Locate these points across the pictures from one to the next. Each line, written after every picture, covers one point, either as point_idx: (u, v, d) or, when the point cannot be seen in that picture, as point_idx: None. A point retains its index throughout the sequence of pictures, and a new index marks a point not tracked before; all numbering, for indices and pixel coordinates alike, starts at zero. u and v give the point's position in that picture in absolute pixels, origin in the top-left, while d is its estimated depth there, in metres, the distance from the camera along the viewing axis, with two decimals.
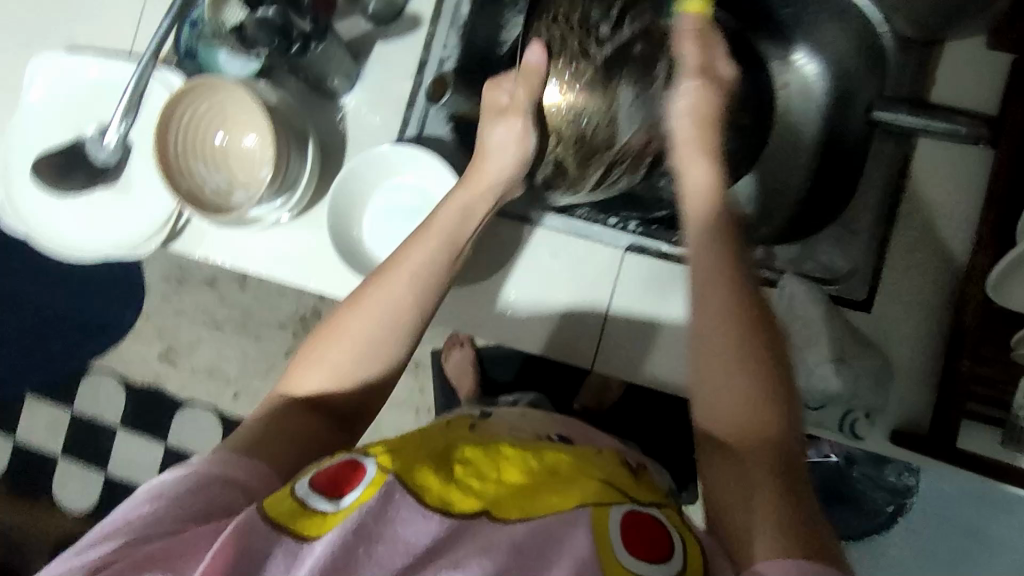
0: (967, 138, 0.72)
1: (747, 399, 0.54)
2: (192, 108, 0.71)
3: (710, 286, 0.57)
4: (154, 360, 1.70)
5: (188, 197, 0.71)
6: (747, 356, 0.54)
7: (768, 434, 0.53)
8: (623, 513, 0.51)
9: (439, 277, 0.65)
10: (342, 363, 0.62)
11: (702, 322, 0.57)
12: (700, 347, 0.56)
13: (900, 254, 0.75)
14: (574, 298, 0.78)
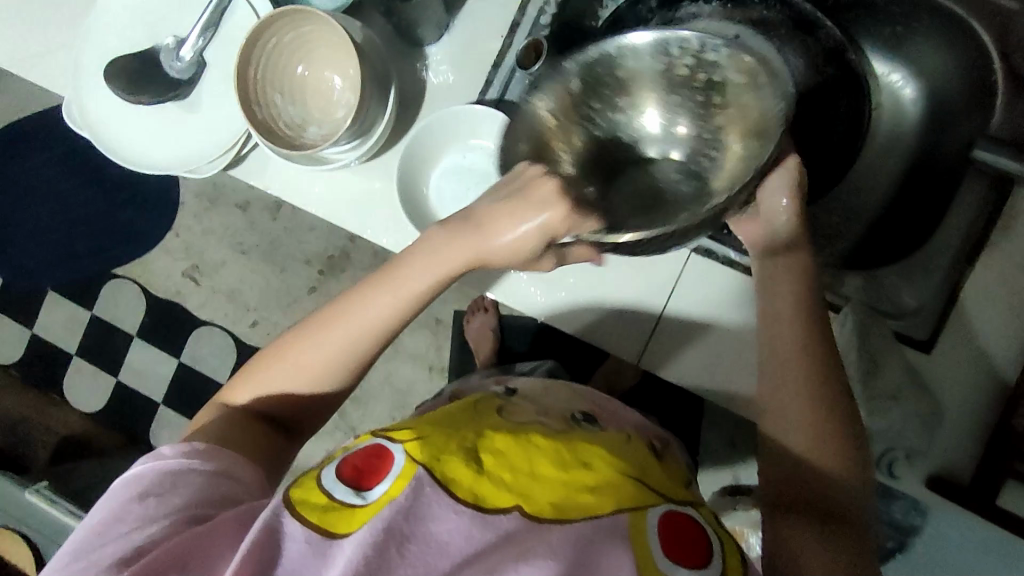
0: None
1: (825, 432, 0.57)
2: (279, 35, 0.69)
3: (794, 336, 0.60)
4: (178, 275, 1.70)
5: (262, 126, 0.70)
6: (823, 400, 0.57)
7: (838, 470, 0.56)
8: (659, 515, 0.52)
9: (415, 306, 0.61)
10: (302, 365, 0.62)
11: (773, 351, 0.61)
12: (781, 384, 0.59)
13: (973, 301, 0.72)
14: (629, 292, 0.77)
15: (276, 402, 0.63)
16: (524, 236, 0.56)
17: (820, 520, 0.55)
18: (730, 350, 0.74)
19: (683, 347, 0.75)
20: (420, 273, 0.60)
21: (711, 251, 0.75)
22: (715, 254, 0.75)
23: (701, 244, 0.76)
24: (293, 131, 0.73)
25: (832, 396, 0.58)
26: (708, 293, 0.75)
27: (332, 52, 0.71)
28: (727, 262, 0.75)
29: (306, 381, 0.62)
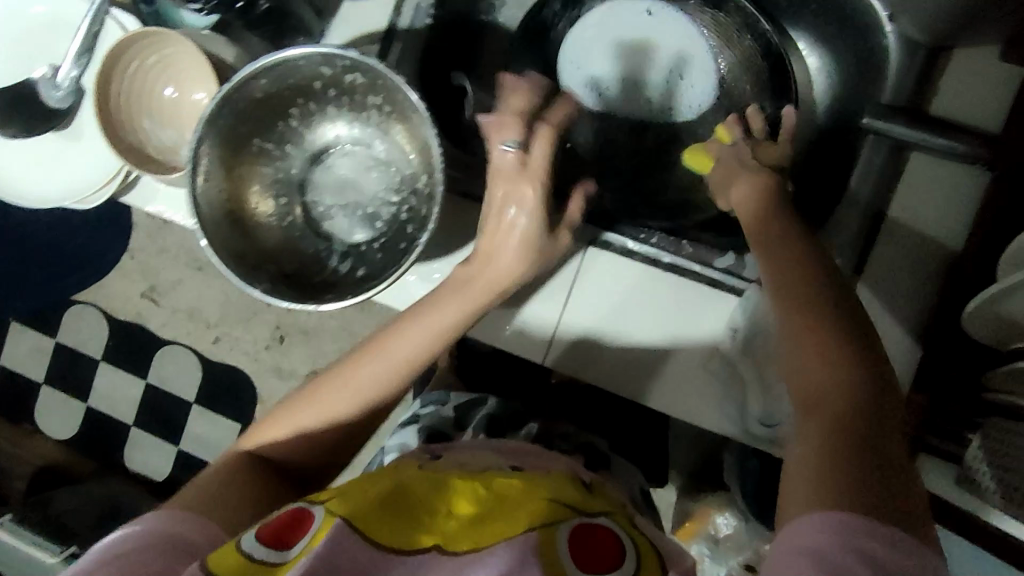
0: (963, 157, 0.67)
1: (828, 364, 0.49)
2: (139, 58, 0.67)
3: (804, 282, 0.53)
4: (137, 298, 1.60)
5: (130, 153, 0.68)
6: (842, 349, 0.49)
7: (859, 407, 0.48)
8: (571, 531, 0.50)
9: (456, 333, 0.64)
10: (356, 393, 0.62)
11: (770, 267, 0.55)
12: (783, 330, 0.52)
13: (876, 272, 0.70)
14: (532, 292, 0.75)
15: (294, 443, 0.63)
16: (517, 223, 0.64)
17: (840, 481, 0.44)
18: (637, 341, 0.73)
19: (590, 342, 0.74)
20: (451, 301, 0.64)
21: (609, 242, 0.74)
22: (612, 245, 0.74)
23: (596, 237, 0.75)
24: (165, 156, 0.71)
25: (843, 337, 0.50)
26: (609, 285, 0.74)
27: (188, 72, 0.68)
28: (623, 252, 0.74)
29: (329, 417, 0.62)
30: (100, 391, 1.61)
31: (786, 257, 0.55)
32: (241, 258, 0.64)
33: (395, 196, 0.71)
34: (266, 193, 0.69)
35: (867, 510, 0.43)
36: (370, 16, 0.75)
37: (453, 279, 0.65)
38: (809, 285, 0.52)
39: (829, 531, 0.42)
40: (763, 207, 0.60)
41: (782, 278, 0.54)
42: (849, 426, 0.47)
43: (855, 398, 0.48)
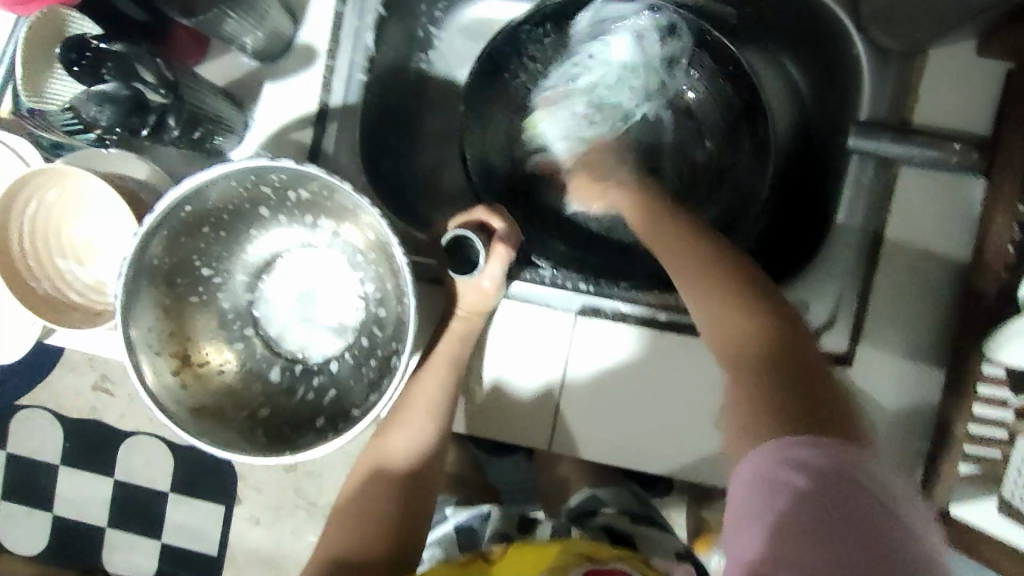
0: (957, 166, 0.64)
1: (736, 310, 0.51)
2: (39, 194, 0.58)
3: (702, 273, 0.54)
4: (89, 394, 1.10)
5: (42, 303, 0.59)
6: (709, 254, 0.55)
7: (761, 350, 0.49)
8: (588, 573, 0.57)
9: (448, 408, 0.65)
10: (374, 495, 0.64)
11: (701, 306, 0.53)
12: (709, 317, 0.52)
13: (884, 298, 0.65)
14: (526, 375, 0.68)
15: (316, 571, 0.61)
16: (486, 291, 0.63)
17: (807, 440, 0.43)
18: (645, 408, 0.67)
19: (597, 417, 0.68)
20: (451, 342, 0.65)
21: (599, 308, 0.68)
22: (603, 311, 0.68)
23: (586, 303, 0.68)
24: (89, 297, 0.61)
25: (734, 275, 0.53)
26: (603, 356, 0.67)
27: (103, 203, 0.59)
28: (617, 315, 0.68)
29: (358, 514, 0.64)
30: (65, 493, 1.09)
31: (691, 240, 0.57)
32: (198, 411, 0.57)
33: (362, 298, 0.64)
34: (215, 330, 0.61)
35: (817, 424, 0.44)
36: (297, 100, 0.67)
37: (453, 333, 0.65)
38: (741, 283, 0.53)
39: (801, 443, 0.43)
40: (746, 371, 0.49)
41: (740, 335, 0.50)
42: (741, 375, 0.48)
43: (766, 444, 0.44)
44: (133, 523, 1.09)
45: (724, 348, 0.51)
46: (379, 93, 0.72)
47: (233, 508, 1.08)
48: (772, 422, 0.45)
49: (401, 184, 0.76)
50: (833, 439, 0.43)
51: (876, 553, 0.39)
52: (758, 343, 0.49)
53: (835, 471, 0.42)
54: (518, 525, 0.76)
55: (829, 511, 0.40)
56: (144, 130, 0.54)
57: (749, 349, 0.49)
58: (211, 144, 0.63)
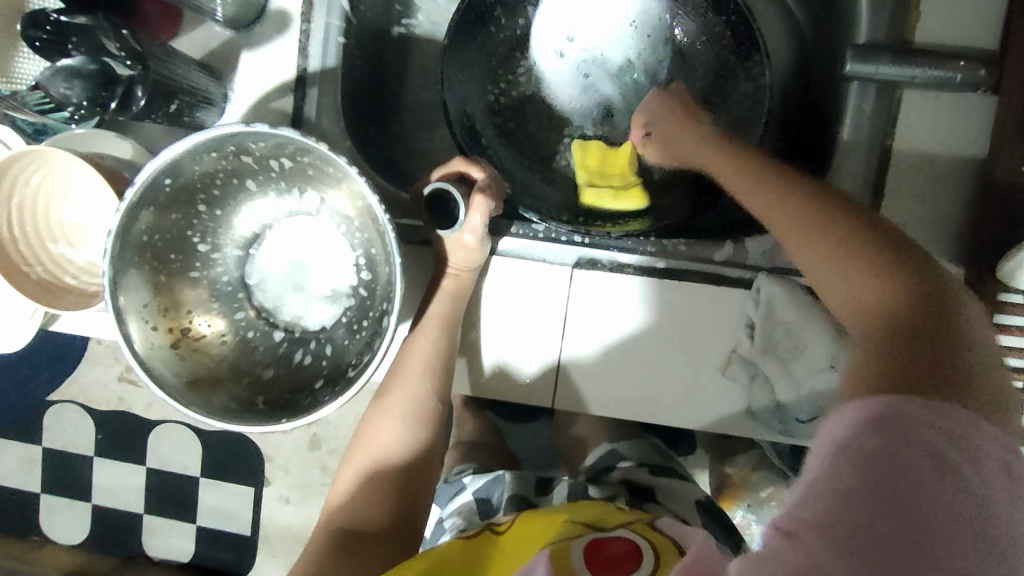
0: (963, 85, 0.60)
1: (863, 266, 0.47)
2: (23, 179, 0.58)
3: (820, 238, 0.49)
4: (110, 384, 1.12)
5: (39, 288, 0.59)
6: (828, 225, 0.49)
7: (928, 307, 0.44)
8: (587, 543, 0.52)
9: (443, 368, 0.64)
10: (379, 466, 0.64)
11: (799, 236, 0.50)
12: (814, 257, 0.49)
13: (894, 230, 0.63)
14: (525, 334, 0.66)
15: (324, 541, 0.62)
16: (470, 244, 0.63)
17: (901, 402, 0.40)
18: (649, 359, 0.66)
19: (599, 372, 0.66)
20: (443, 302, 0.64)
21: (595, 260, 0.67)
22: (600, 263, 0.67)
23: (581, 256, 0.68)
24: (85, 279, 0.62)
25: (847, 233, 0.48)
26: (604, 308, 0.65)
27: (86, 185, 0.59)
28: (613, 266, 0.67)
29: (359, 485, 0.64)
30: (99, 483, 1.12)
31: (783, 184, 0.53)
32: (197, 385, 0.58)
33: (354, 264, 0.63)
34: (209, 304, 0.61)
35: (906, 387, 0.41)
36: (274, 67, 0.66)
37: (445, 292, 0.64)
38: (855, 226, 0.48)
39: (885, 409, 0.40)
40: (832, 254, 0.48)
41: (823, 236, 0.49)
42: (876, 331, 0.45)
43: (893, 323, 0.44)
44: (165, 506, 1.12)
45: (852, 300, 0.47)
46: (360, 56, 0.70)
47: (263, 488, 1.10)
48: (894, 379, 0.42)
49: (391, 149, 0.74)
50: (924, 399, 0.40)
51: (932, 497, 0.37)
52: (904, 303, 0.45)
53: (898, 413, 0.40)
54: (536, 487, 0.73)
55: (904, 456, 0.38)
56: (112, 104, 0.53)
57: (888, 308, 0.45)
58: (190, 118, 0.62)
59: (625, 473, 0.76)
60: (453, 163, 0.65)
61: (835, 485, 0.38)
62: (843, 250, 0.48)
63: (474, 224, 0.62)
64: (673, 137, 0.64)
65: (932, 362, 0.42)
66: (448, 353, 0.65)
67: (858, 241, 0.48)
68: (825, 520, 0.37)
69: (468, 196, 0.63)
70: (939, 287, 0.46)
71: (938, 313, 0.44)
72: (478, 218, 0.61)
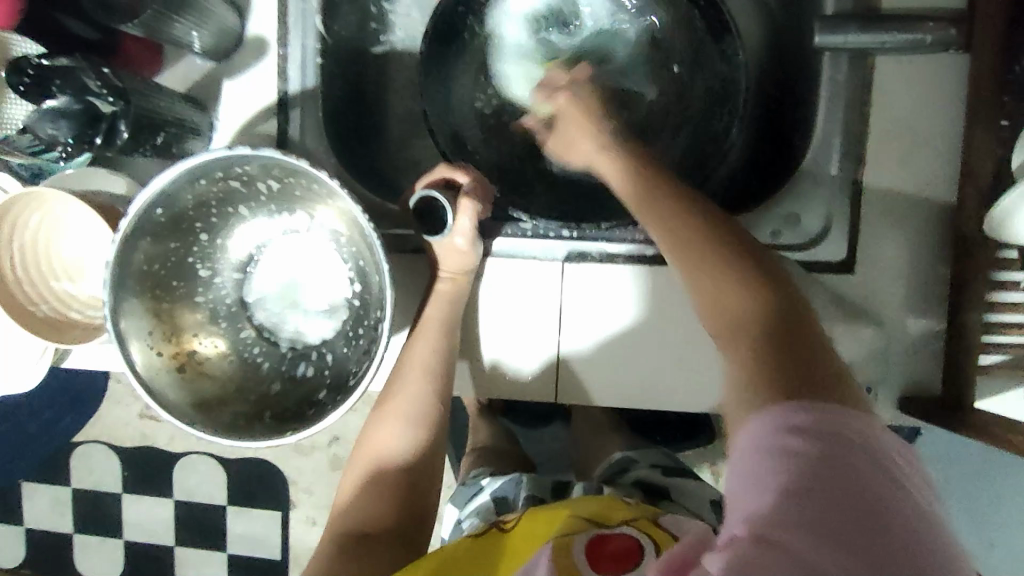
0: (935, 46, 0.60)
1: (719, 291, 0.48)
2: (23, 223, 0.60)
3: (713, 286, 0.48)
4: (130, 420, 1.14)
5: (46, 326, 0.61)
6: (721, 296, 0.48)
7: (783, 319, 0.46)
8: (590, 537, 0.54)
9: (443, 370, 0.65)
10: (385, 471, 0.65)
11: (712, 279, 0.49)
12: (677, 257, 0.51)
13: (879, 198, 0.63)
14: (523, 331, 0.67)
15: (332, 546, 0.62)
16: (460, 245, 0.63)
17: (806, 407, 0.42)
18: (646, 346, 0.66)
19: (597, 362, 0.67)
20: (439, 305, 0.65)
21: (586, 253, 0.68)
22: (590, 255, 0.67)
23: (572, 250, 0.68)
24: (90, 314, 0.63)
25: (704, 254, 0.49)
26: (596, 298, 0.66)
27: (80, 223, 0.60)
28: (604, 257, 0.67)
29: (365, 490, 0.65)
30: (129, 518, 1.14)
31: (702, 205, 0.52)
32: (204, 406, 0.59)
33: (348, 277, 0.65)
34: (209, 327, 0.62)
35: (798, 389, 0.43)
36: (256, 93, 0.67)
37: (440, 295, 0.65)
38: (721, 232, 0.50)
39: (794, 411, 0.42)
40: (686, 259, 0.50)
41: (679, 230, 0.51)
42: (733, 334, 0.47)
43: (745, 316, 0.47)
44: (196, 537, 1.13)
45: (720, 323, 0.48)
46: (340, 76, 0.72)
47: (290, 511, 1.11)
48: (772, 386, 0.43)
49: (378, 165, 0.76)
50: (818, 398, 0.42)
51: (859, 494, 0.38)
52: (751, 314, 0.47)
53: (826, 421, 0.41)
54: (550, 490, 0.74)
55: (832, 478, 0.39)
56: (98, 140, 0.55)
57: (756, 322, 0.46)
58: (179, 149, 0.64)
59: (636, 475, 0.76)
60: (439, 169, 0.67)
61: (781, 495, 0.39)
62: (692, 264, 0.49)
63: (464, 225, 0.63)
64: (574, 137, 0.62)
65: (794, 367, 0.44)
66: (448, 356, 0.65)
67: (732, 261, 0.48)
68: (783, 517, 0.38)
69: (456, 201, 0.64)
70: (789, 303, 0.47)
71: (783, 333, 0.46)
72: (467, 219, 0.63)
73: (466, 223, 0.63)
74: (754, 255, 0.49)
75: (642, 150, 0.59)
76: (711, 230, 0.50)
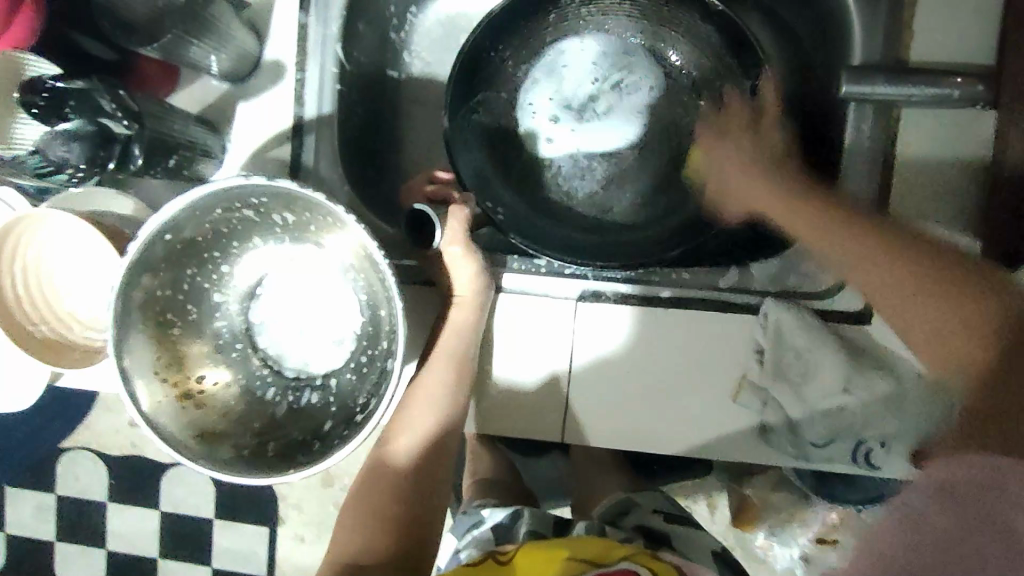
0: (961, 102, 0.60)
1: (890, 251, 0.57)
2: (27, 241, 0.59)
3: (896, 263, 0.57)
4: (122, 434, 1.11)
5: (45, 347, 0.59)
6: (896, 230, 0.59)
7: (1001, 316, 0.54)
8: None
9: (453, 401, 0.64)
10: (382, 500, 0.65)
11: (883, 279, 0.57)
12: (863, 256, 0.58)
13: None
14: (536, 367, 0.66)
15: None
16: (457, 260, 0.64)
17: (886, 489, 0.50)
18: (660, 391, 0.65)
19: (603, 403, 0.65)
20: (456, 334, 0.64)
21: (600, 293, 0.67)
22: (604, 295, 0.66)
23: (587, 289, 0.67)
24: (89, 334, 0.61)
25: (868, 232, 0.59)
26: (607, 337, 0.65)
27: (83, 240, 0.59)
28: (618, 298, 0.66)
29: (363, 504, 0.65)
30: (113, 533, 1.11)
31: (867, 241, 0.58)
32: (204, 438, 0.57)
33: (357, 308, 0.63)
34: (213, 355, 0.60)
35: (1002, 409, 0.54)
36: (272, 117, 0.66)
37: (454, 321, 0.64)
38: (930, 283, 0.55)
39: (909, 496, 0.51)
40: (888, 247, 0.57)
41: (847, 248, 0.60)
42: (992, 374, 0.54)
43: (981, 357, 0.54)
44: (182, 553, 1.10)
45: (930, 329, 0.56)
46: (358, 100, 0.71)
47: (276, 527, 1.08)
48: (983, 410, 0.54)
49: (391, 191, 0.75)
50: (950, 489, 0.53)
51: None
52: (1000, 334, 0.54)
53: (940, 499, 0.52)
54: (554, 526, 0.71)
55: None
56: (111, 163, 0.54)
57: (989, 337, 0.54)
58: (190, 171, 0.63)
59: (640, 522, 0.74)
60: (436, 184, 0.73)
61: None
62: (931, 301, 0.55)
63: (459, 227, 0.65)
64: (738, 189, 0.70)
65: (1004, 387, 0.54)
66: (455, 395, 0.64)
67: (904, 261, 0.56)
68: None
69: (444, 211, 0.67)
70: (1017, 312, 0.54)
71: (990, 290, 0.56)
72: (457, 221, 0.65)
73: (460, 229, 0.65)
74: (969, 273, 0.56)
75: (855, 216, 0.61)
76: (922, 278, 0.56)
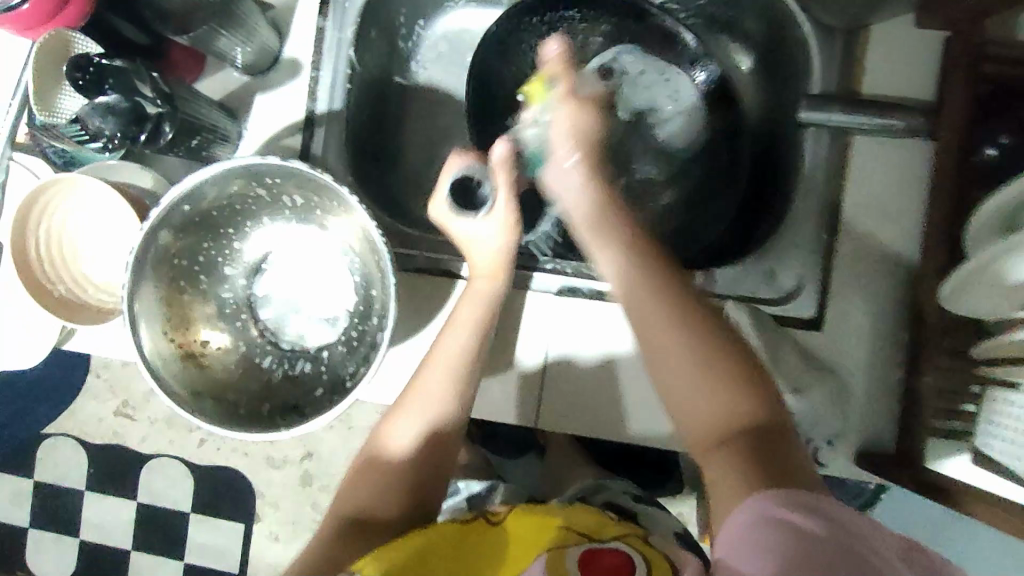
0: (904, 132, 0.67)
1: (656, 288, 0.54)
2: (53, 204, 0.63)
3: (644, 293, 0.54)
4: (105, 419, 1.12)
5: (61, 304, 0.64)
6: (690, 329, 0.53)
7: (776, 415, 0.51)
8: (582, 552, 0.54)
9: (469, 366, 0.63)
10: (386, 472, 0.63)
11: (648, 333, 0.54)
12: (648, 323, 0.54)
13: (846, 264, 0.69)
14: (514, 352, 0.72)
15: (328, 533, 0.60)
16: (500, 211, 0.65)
17: (781, 499, 0.45)
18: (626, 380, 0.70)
19: (573, 386, 0.70)
20: None
21: (575, 288, 0.72)
22: (580, 291, 0.72)
23: (565, 285, 0.72)
24: (102, 297, 0.66)
25: (673, 280, 0.55)
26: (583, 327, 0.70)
27: (106, 207, 0.64)
28: (593, 294, 0.71)
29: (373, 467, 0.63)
30: (90, 520, 1.12)
31: (685, 333, 0.52)
32: (199, 396, 0.61)
33: (353, 287, 0.68)
34: (217, 321, 0.66)
35: (766, 483, 0.47)
36: (286, 109, 0.72)
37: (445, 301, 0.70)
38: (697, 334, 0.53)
39: (781, 506, 0.45)
40: (633, 295, 0.55)
41: (668, 328, 0.53)
42: (728, 438, 0.50)
43: (751, 421, 0.50)
44: (156, 546, 1.11)
45: (669, 380, 0.53)
46: (365, 100, 0.77)
47: (251, 526, 1.09)
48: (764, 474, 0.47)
49: (390, 187, 0.81)
50: (790, 491, 0.46)
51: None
52: (762, 418, 0.50)
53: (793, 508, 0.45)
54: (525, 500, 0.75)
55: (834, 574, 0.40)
56: (142, 136, 0.60)
57: (753, 421, 0.50)
58: (208, 152, 0.69)
59: (607, 497, 0.76)
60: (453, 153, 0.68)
61: None
62: (657, 308, 0.53)
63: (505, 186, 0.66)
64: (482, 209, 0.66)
65: (782, 463, 0.48)
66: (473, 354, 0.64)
67: (712, 332, 0.53)
68: None
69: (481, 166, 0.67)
70: (774, 422, 0.50)
71: (764, 435, 0.49)
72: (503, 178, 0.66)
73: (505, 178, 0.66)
74: (742, 357, 0.52)
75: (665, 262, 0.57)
76: (719, 361, 0.51)
